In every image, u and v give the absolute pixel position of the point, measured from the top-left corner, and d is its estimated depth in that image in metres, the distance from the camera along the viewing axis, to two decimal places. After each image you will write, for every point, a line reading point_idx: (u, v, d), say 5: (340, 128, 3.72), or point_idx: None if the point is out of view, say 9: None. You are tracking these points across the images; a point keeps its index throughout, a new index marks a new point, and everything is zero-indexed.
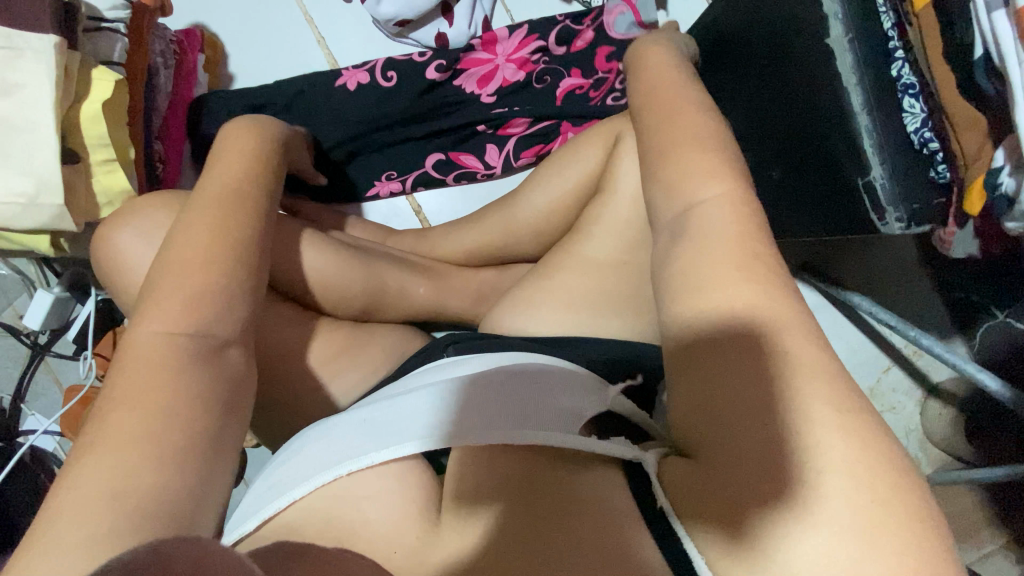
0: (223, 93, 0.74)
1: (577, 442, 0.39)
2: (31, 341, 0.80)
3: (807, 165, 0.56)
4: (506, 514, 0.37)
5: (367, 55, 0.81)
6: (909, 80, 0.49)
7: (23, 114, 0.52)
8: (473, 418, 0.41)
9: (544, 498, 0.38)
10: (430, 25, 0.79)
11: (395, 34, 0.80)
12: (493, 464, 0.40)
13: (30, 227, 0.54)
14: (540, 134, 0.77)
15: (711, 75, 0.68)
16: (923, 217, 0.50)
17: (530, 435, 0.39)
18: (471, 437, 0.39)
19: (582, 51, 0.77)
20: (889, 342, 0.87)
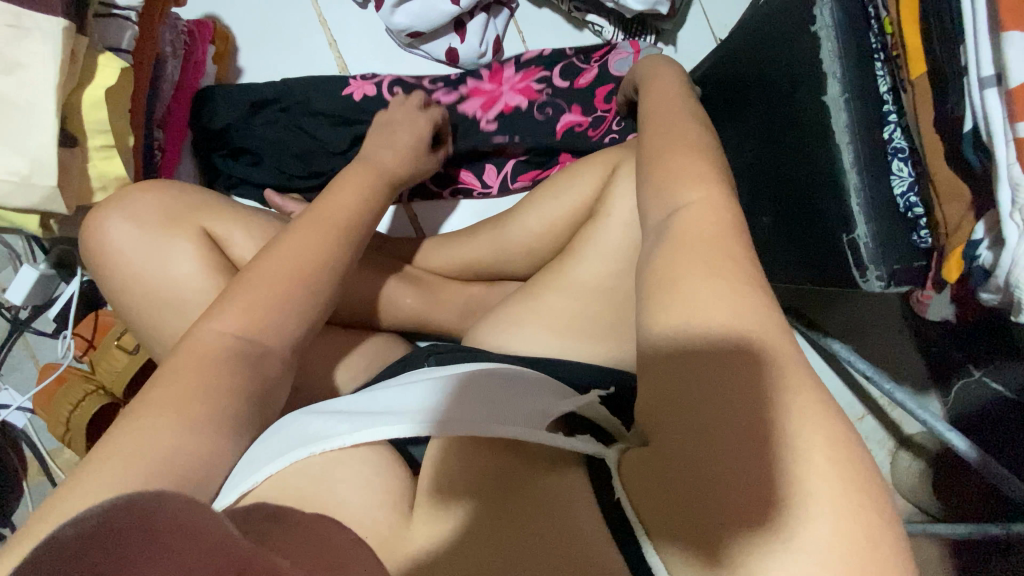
0: (230, 88, 0.74)
1: (547, 437, 0.38)
2: (11, 315, 0.80)
3: (796, 216, 0.58)
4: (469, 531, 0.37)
5: (378, 62, 0.82)
6: (899, 143, 0.50)
7: (24, 94, 0.52)
8: (445, 411, 0.41)
9: (509, 503, 0.38)
10: (441, 39, 0.80)
11: (406, 44, 0.81)
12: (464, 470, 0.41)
13: (21, 206, 0.54)
14: (540, 161, 0.79)
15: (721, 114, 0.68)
16: (903, 278, 0.51)
17: (497, 427, 0.39)
18: (440, 427, 0.39)
19: (583, 89, 0.78)
20: (866, 391, 0.88)
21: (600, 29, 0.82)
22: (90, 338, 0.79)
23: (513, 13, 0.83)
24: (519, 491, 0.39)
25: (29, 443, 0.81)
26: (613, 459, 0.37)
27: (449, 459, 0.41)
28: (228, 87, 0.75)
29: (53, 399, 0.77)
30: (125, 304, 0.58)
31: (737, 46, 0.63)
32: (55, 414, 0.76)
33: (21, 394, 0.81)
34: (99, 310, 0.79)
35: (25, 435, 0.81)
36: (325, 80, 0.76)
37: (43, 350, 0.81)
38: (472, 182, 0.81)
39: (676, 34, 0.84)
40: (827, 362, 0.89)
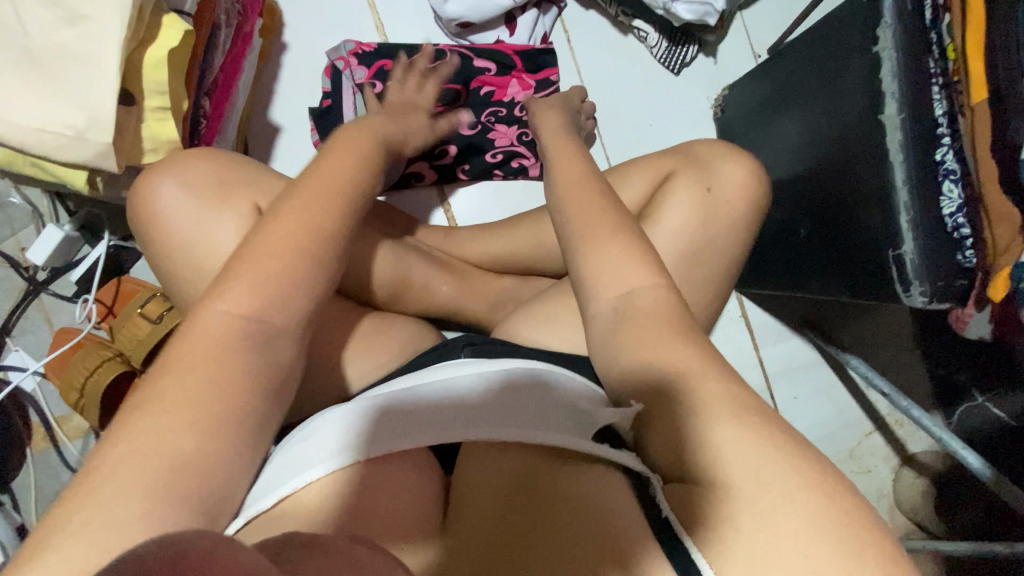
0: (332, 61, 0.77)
1: (578, 442, 0.41)
2: (29, 276, 0.78)
3: (842, 230, 0.61)
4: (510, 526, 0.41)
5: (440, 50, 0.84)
6: (951, 166, 0.51)
7: (88, 49, 0.51)
8: (483, 417, 0.44)
9: (540, 508, 0.41)
10: (491, 31, 0.82)
11: (454, 34, 0.83)
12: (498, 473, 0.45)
13: (74, 161, 0.53)
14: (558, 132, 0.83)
15: (821, 77, 0.62)
16: (944, 296, 0.52)
17: (540, 435, 0.42)
18: (473, 430, 0.43)
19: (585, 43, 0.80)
20: (875, 408, 0.91)
21: (645, 35, 0.83)
22: (112, 305, 0.78)
23: (561, 12, 0.84)
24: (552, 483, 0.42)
25: (37, 408, 0.79)
26: (656, 480, 0.38)
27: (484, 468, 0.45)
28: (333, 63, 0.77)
29: (68, 364, 0.75)
30: (172, 270, 0.57)
31: (796, 61, 0.66)
32: (70, 380, 0.74)
33: (33, 357, 0.78)
34: (123, 276, 0.78)
35: (32, 400, 0.79)
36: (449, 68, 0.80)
37: (59, 315, 0.79)
38: (451, 153, 0.81)
39: (717, 45, 0.86)
40: (838, 378, 0.91)
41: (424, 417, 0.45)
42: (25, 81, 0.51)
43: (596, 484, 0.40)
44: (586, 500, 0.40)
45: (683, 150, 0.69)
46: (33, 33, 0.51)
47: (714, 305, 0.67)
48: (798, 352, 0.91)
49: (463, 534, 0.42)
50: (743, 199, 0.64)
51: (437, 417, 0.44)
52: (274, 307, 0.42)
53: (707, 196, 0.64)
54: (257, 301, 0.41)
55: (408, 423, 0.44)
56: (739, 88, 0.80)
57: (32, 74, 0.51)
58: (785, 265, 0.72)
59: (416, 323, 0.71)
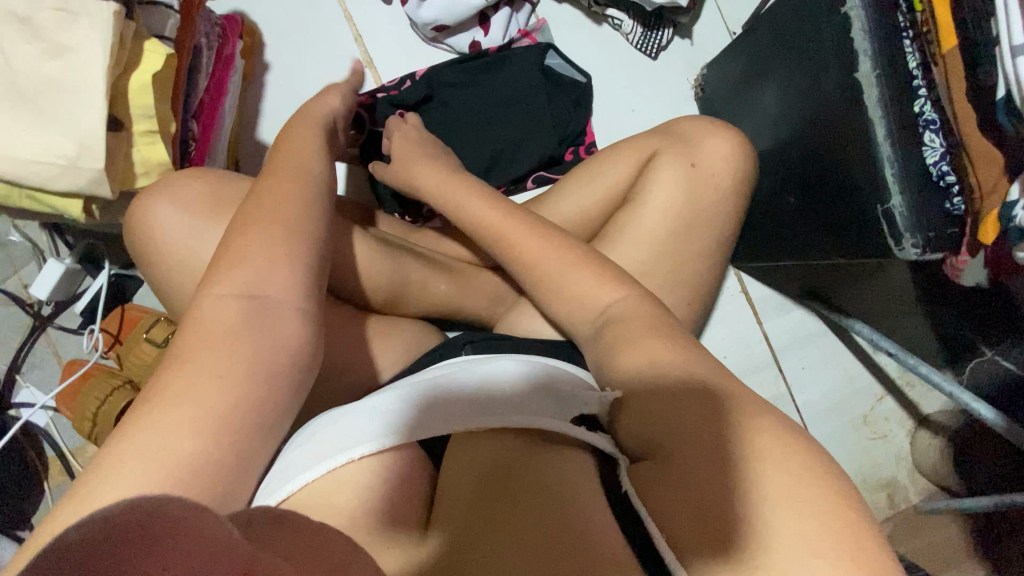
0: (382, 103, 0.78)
1: (556, 424, 0.43)
2: (34, 312, 0.79)
3: (828, 192, 0.61)
4: (487, 508, 0.42)
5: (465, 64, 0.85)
6: (931, 116, 0.52)
7: (73, 79, 0.53)
8: (469, 406, 0.45)
9: (517, 492, 0.42)
10: (465, 33, 0.82)
11: (431, 39, 0.83)
12: (476, 465, 0.45)
13: (69, 190, 0.54)
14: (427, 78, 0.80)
15: (793, 44, 0.63)
16: (937, 245, 0.53)
17: (525, 420, 0.43)
18: (471, 420, 0.44)
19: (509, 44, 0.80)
20: (885, 372, 0.91)
21: (619, 23, 0.84)
22: (117, 333, 0.78)
23: (534, 8, 0.85)
24: (529, 471, 0.43)
25: (51, 441, 0.79)
26: (623, 462, 0.41)
27: (460, 456, 0.46)
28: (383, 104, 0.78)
29: (79, 395, 0.76)
30: (173, 289, 0.59)
31: (768, 31, 0.67)
32: (81, 410, 0.75)
33: (44, 391, 0.79)
34: (126, 304, 0.79)
35: (46, 433, 0.79)
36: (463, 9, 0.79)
37: (66, 347, 0.80)
38: None
39: (692, 27, 0.87)
40: (846, 345, 0.91)
41: (438, 403, 0.46)
42: (14, 115, 0.52)
43: (567, 468, 0.42)
44: (569, 484, 0.41)
45: (666, 130, 0.70)
46: (19, 68, 0.52)
47: (710, 279, 0.67)
48: (802, 322, 0.91)
49: (443, 520, 0.42)
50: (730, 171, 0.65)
51: (451, 405, 0.45)
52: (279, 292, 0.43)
53: (694, 172, 0.64)
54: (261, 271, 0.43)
55: (422, 408, 0.45)
56: (717, 66, 0.80)
57: (21, 107, 0.52)
58: (776, 234, 0.72)
59: (418, 324, 0.72)
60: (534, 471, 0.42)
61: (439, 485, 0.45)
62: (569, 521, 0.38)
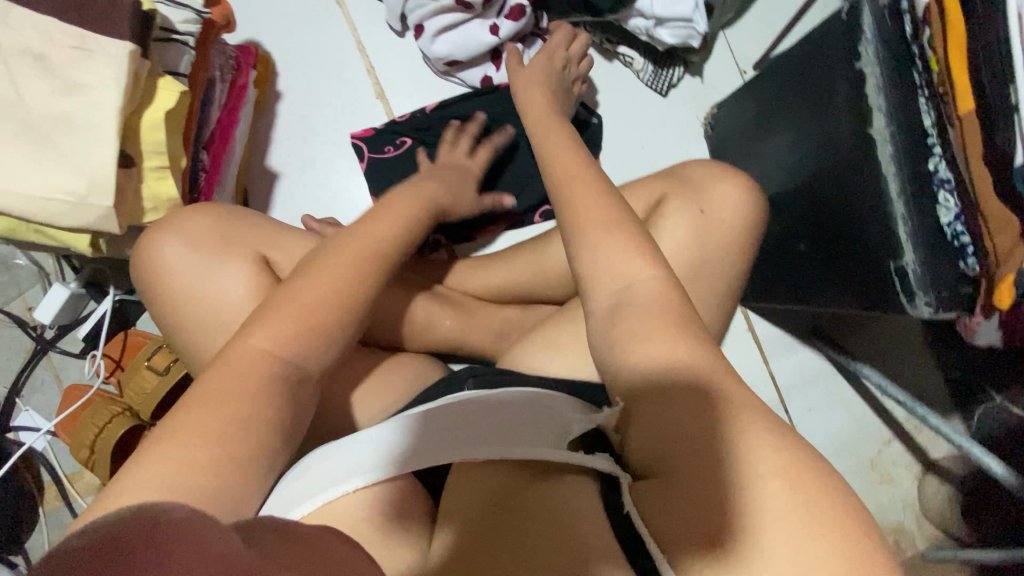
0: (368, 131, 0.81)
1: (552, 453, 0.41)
2: (37, 335, 0.79)
3: (840, 243, 0.61)
4: (488, 527, 0.41)
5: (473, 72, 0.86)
6: (944, 175, 0.51)
7: (87, 115, 0.53)
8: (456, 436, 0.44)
9: (516, 512, 0.41)
10: (477, 68, 0.82)
11: (442, 72, 0.84)
12: (480, 489, 0.44)
13: (77, 226, 0.54)
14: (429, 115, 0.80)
15: (806, 93, 0.62)
16: (951, 304, 0.52)
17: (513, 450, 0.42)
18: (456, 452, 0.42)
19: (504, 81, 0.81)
20: (891, 415, 0.89)
21: (631, 60, 0.85)
22: (120, 359, 0.78)
23: None
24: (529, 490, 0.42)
25: (48, 466, 0.79)
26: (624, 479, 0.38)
27: (468, 476, 0.45)
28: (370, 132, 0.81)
29: (78, 421, 0.75)
30: (177, 324, 0.58)
31: (780, 79, 0.67)
32: (80, 437, 0.74)
33: (42, 415, 0.79)
34: (130, 329, 0.79)
35: (43, 458, 0.79)
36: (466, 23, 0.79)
37: (68, 371, 0.79)
38: None
39: (703, 65, 0.87)
40: (853, 387, 0.89)
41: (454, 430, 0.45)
42: (26, 151, 0.52)
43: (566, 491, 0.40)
44: (566, 506, 0.39)
45: (676, 172, 0.70)
46: (32, 105, 0.52)
47: (719, 324, 0.67)
48: (810, 363, 0.90)
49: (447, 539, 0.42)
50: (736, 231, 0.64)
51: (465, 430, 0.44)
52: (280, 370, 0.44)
53: (704, 219, 0.64)
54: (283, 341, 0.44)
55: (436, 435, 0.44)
56: (727, 107, 0.80)
57: (34, 143, 0.53)
58: (786, 278, 0.72)
59: (421, 358, 0.71)
60: (530, 499, 0.41)
61: (448, 503, 0.45)
62: (558, 550, 0.37)
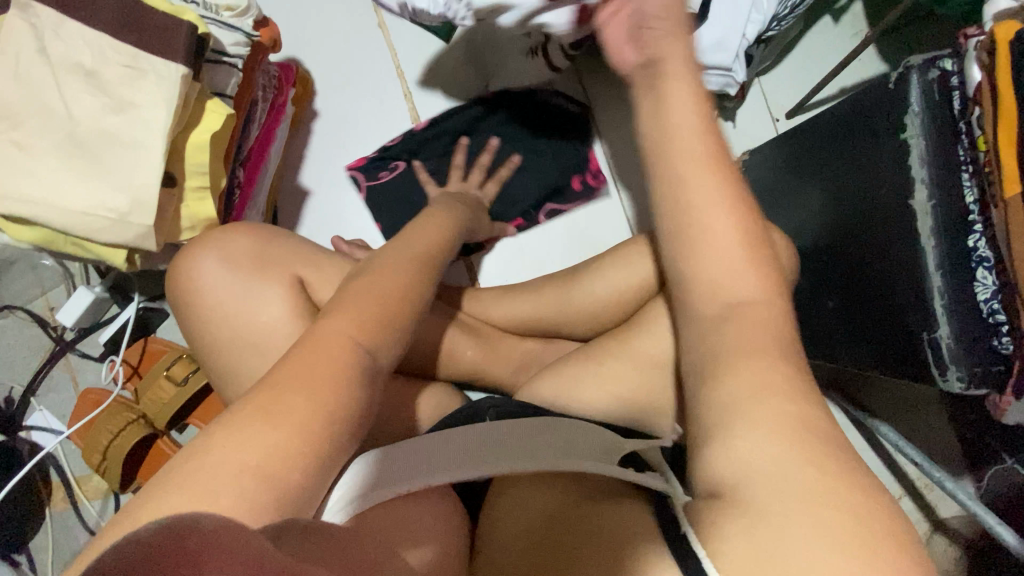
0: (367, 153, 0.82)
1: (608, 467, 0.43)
2: (57, 336, 0.79)
3: (868, 307, 0.60)
4: (540, 540, 0.46)
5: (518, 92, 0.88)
6: (984, 253, 0.52)
7: (135, 134, 0.53)
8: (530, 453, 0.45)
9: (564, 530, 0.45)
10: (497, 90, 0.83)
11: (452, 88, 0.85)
12: (535, 507, 0.49)
13: (115, 242, 0.54)
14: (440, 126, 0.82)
15: (837, 158, 0.62)
16: (982, 381, 0.52)
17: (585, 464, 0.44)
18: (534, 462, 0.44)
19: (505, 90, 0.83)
20: (903, 471, 0.89)
21: None
22: (138, 366, 0.78)
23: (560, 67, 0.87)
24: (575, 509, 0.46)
25: (57, 467, 0.78)
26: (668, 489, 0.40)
27: (521, 495, 0.50)
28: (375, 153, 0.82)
29: (93, 426, 0.75)
30: (205, 342, 0.58)
31: (813, 137, 0.67)
32: (93, 443, 0.74)
33: (56, 417, 0.79)
34: (150, 336, 0.79)
35: (54, 460, 0.78)
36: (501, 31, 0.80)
37: (84, 374, 0.80)
38: None
39: (736, 111, 0.87)
40: (865, 440, 0.89)
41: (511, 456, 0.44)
42: (72, 165, 0.53)
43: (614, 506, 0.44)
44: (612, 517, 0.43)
45: None
46: (81, 120, 0.53)
47: None
48: None
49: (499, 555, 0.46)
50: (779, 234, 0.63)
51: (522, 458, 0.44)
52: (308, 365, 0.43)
53: None
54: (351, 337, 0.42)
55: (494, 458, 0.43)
56: (758, 156, 0.80)
57: (80, 159, 0.53)
58: (810, 332, 0.71)
59: (442, 387, 0.71)
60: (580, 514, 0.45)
61: (500, 525, 0.49)
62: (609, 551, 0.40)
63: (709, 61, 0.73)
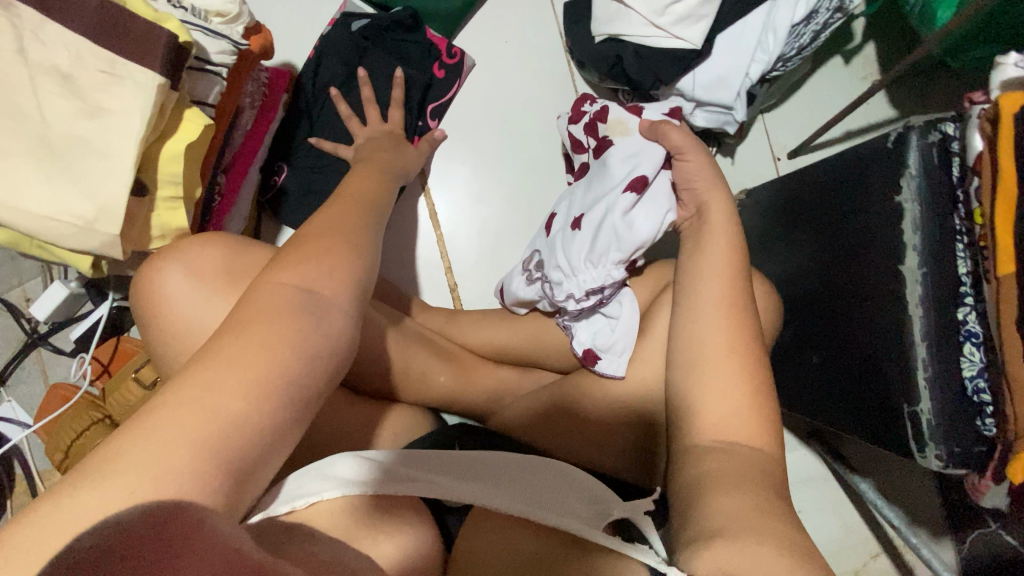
0: (282, 149, 0.80)
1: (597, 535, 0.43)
2: (30, 329, 0.78)
3: (852, 368, 0.58)
4: None
5: (515, 93, 0.89)
6: (973, 328, 0.50)
7: (105, 140, 0.52)
8: (508, 495, 0.47)
9: None
10: (410, 78, 0.83)
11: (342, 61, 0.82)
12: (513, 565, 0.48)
13: (81, 249, 0.53)
14: (309, 68, 0.82)
15: (832, 212, 0.61)
16: (961, 461, 0.50)
17: (563, 520, 0.45)
18: (512, 505, 0.46)
19: (321, 47, 0.82)
20: (882, 528, 0.86)
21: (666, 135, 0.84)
22: (108, 364, 0.77)
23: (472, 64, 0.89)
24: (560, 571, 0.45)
25: (21, 460, 0.78)
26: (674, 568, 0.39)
27: (506, 542, 0.49)
28: (301, 140, 0.80)
29: (58, 423, 0.74)
30: (167, 355, 0.57)
31: (810, 186, 0.65)
32: (56, 441, 0.73)
33: (24, 409, 0.78)
34: (123, 336, 0.78)
35: (19, 452, 0.78)
36: (384, 13, 0.82)
37: (55, 368, 0.79)
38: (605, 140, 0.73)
39: (737, 146, 0.85)
40: (844, 493, 0.87)
41: (494, 483, 0.48)
42: (40, 167, 0.52)
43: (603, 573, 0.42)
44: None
45: None
46: (52, 123, 0.52)
47: None
48: (805, 462, 0.88)
49: None
50: (727, 254, 0.56)
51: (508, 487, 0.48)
52: (288, 328, 0.38)
53: None
54: (283, 312, 0.40)
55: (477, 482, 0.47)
56: (756, 196, 0.77)
57: (50, 164, 0.52)
58: (794, 387, 0.69)
59: (410, 411, 0.70)
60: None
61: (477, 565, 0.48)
62: None
63: (709, 97, 0.72)
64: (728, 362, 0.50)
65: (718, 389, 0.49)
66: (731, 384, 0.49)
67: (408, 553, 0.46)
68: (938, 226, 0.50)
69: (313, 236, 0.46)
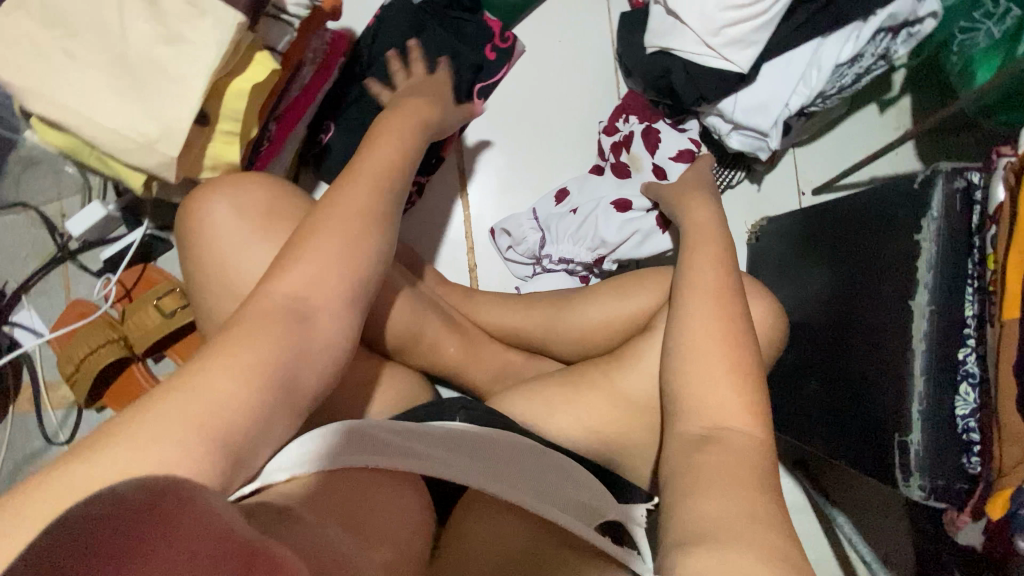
0: (330, 109, 0.83)
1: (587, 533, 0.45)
2: (61, 243, 0.81)
3: (852, 396, 0.61)
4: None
5: (559, 91, 0.92)
6: (971, 369, 0.52)
7: (179, 66, 0.54)
8: (503, 479, 0.46)
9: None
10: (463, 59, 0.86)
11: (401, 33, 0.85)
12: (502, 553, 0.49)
13: (138, 166, 0.56)
14: (368, 35, 0.84)
15: (852, 245, 0.63)
16: (942, 495, 0.51)
17: (556, 513, 0.45)
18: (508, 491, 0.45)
19: (383, 16, 0.85)
20: (852, 567, 0.87)
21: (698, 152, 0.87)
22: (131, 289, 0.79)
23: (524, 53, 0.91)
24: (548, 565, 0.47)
25: (30, 368, 0.79)
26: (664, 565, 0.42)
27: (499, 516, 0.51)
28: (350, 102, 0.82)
29: (73, 337, 0.76)
30: (198, 281, 0.59)
31: (833, 218, 0.67)
32: (68, 354, 0.75)
33: (41, 319, 0.80)
34: (150, 263, 0.80)
35: (29, 361, 0.79)
36: None
37: (78, 285, 0.81)
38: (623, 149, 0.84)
39: (765, 175, 0.88)
40: (820, 527, 0.89)
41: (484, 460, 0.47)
42: (113, 82, 0.54)
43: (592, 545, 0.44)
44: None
45: None
46: (131, 43, 0.54)
47: None
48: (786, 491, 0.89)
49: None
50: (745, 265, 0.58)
51: (492, 461, 0.48)
52: None
53: None
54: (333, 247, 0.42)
55: (463, 455, 0.46)
56: (778, 224, 0.80)
57: (123, 80, 0.54)
58: (792, 408, 0.71)
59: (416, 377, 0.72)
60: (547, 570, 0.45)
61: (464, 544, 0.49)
62: None
63: (746, 118, 0.75)
64: (735, 366, 0.52)
65: (722, 388, 0.51)
66: (734, 387, 0.51)
67: (407, 500, 0.47)
68: (952, 269, 0.52)
69: (363, 183, 0.48)
